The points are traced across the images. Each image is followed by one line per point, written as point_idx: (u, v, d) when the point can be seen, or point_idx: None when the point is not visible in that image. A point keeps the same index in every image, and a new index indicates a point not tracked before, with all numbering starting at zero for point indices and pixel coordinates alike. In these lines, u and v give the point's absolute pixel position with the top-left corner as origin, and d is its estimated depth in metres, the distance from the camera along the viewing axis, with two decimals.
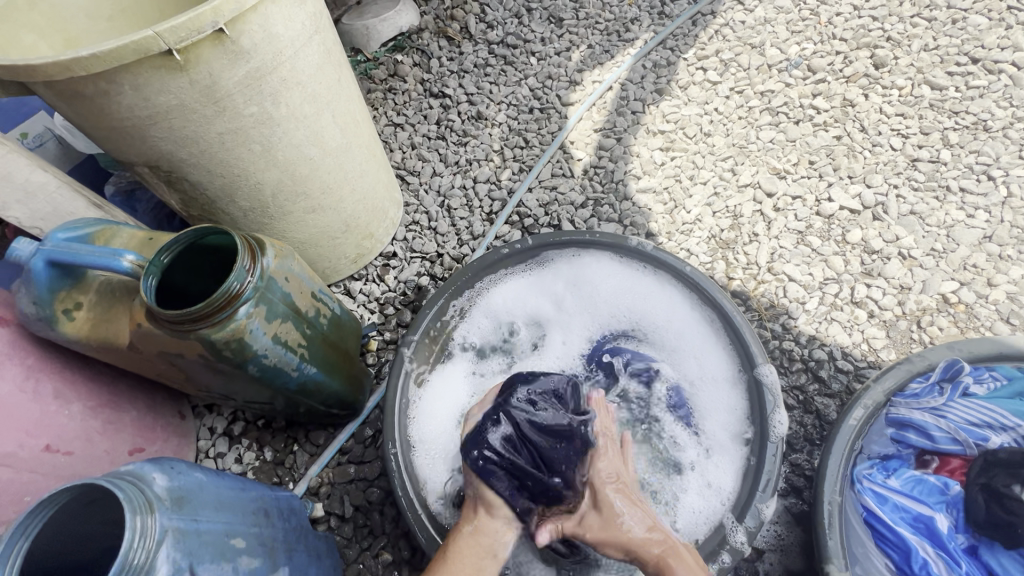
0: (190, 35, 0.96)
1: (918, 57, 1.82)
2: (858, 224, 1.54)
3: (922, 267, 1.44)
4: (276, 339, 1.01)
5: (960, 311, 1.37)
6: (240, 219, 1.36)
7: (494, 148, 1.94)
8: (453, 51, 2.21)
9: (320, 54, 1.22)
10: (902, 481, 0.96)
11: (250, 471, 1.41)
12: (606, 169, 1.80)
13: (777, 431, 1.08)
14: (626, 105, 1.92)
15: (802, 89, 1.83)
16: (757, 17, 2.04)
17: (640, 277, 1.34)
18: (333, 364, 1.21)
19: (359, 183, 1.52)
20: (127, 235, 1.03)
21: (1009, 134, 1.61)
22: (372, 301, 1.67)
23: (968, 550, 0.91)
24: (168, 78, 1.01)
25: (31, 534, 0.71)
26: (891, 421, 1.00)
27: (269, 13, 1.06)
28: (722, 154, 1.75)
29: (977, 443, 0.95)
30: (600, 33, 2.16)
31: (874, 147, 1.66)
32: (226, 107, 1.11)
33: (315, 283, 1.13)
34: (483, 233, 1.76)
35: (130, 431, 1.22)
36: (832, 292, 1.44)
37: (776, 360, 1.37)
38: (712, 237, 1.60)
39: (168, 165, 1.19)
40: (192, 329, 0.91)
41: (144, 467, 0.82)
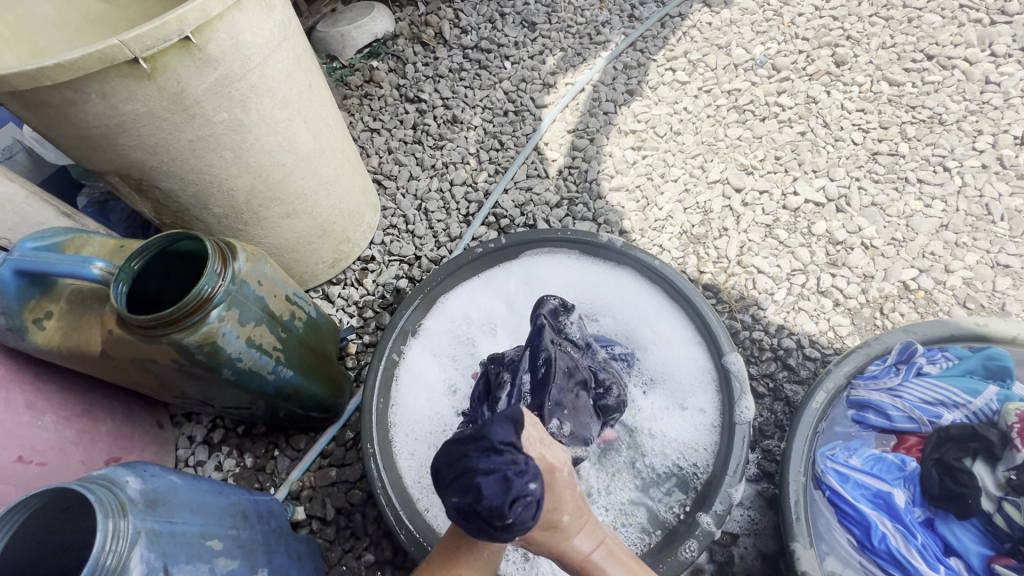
0: (156, 43, 0.97)
1: (876, 54, 1.89)
2: (822, 216, 1.59)
3: (883, 256, 1.49)
4: (250, 342, 1.01)
5: (920, 297, 1.42)
6: (214, 225, 1.37)
7: (470, 151, 1.96)
8: (428, 56, 2.24)
9: (290, 60, 1.24)
10: (863, 460, 1.00)
11: (231, 477, 1.41)
12: (580, 169, 1.83)
13: (744, 416, 1.11)
14: (598, 106, 1.96)
15: (767, 88, 1.89)
16: (723, 18, 2.10)
17: (595, 270, 1.37)
18: (309, 367, 1.21)
19: (334, 188, 1.53)
20: (99, 242, 1.03)
21: (962, 126, 1.68)
22: (351, 304, 1.68)
23: (924, 522, 0.96)
24: (136, 86, 1.02)
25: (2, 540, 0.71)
26: (853, 403, 1.05)
27: (236, 20, 1.07)
28: (691, 152, 1.79)
29: (930, 421, 1.01)
30: (572, 37, 2.20)
31: (837, 142, 1.72)
32: (196, 114, 1.12)
33: (289, 286, 1.13)
34: (460, 234, 1.78)
35: (107, 441, 1.22)
36: (800, 282, 1.49)
37: (746, 350, 1.41)
38: (683, 233, 1.63)
39: (139, 173, 1.19)
40: (163, 334, 0.92)
41: (117, 471, 0.82)
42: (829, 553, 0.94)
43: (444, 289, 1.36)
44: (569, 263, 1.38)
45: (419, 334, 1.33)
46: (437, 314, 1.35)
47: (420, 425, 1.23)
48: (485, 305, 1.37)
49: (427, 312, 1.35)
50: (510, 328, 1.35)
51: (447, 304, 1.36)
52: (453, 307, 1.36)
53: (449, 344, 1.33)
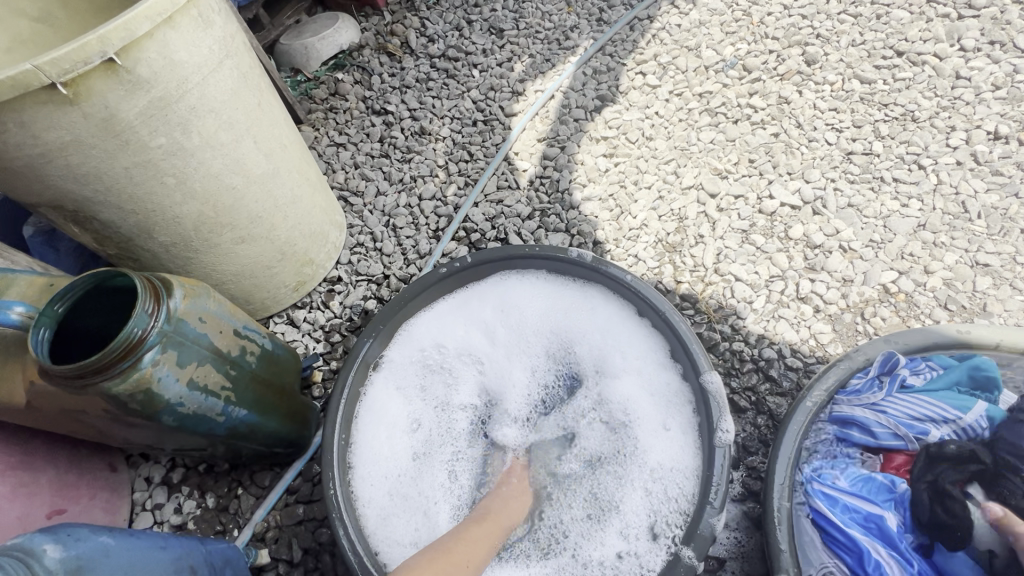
0: (77, 66, 0.90)
1: (847, 52, 1.87)
2: (799, 219, 1.55)
3: (862, 259, 1.45)
4: (193, 384, 0.94)
5: (900, 300, 1.38)
6: (163, 254, 1.29)
7: (438, 163, 1.90)
8: (395, 66, 2.18)
9: (234, 78, 1.17)
10: (851, 481, 0.96)
11: (191, 520, 1.33)
12: (551, 179, 1.78)
13: (724, 436, 1.05)
14: (568, 113, 1.91)
15: (739, 89, 1.85)
16: (693, 20, 2.07)
17: (568, 293, 1.31)
18: (265, 403, 1.13)
19: (292, 209, 1.46)
20: (24, 282, 0.96)
21: (935, 122, 1.66)
22: (317, 329, 1.61)
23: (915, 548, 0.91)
24: (58, 112, 0.95)
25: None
26: (835, 419, 1.00)
27: (167, 39, 1.00)
28: (664, 157, 1.75)
29: (918, 438, 0.97)
30: (541, 43, 2.15)
31: (811, 143, 1.68)
32: (129, 140, 1.04)
33: (238, 320, 1.06)
34: (430, 250, 1.72)
35: (49, 492, 1.14)
36: (778, 289, 1.45)
37: (727, 362, 1.36)
38: (658, 241, 1.59)
39: (74, 203, 1.11)
40: (92, 383, 0.84)
41: (35, 537, 0.73)
42: None
43: (409, 315, 1.29)
44: (542, 286, 1.32)
45: (382, 363, 1.27)
46: (403, 342, 1.29)
47: (386, 473, 1.19)
48: (453, 333, 1.32)
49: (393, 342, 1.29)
50: (477, 361, 1.33)
51: (414, 330, 1.30)
52: (420, 334, 1.30)
53: (415, 381, 1.28)
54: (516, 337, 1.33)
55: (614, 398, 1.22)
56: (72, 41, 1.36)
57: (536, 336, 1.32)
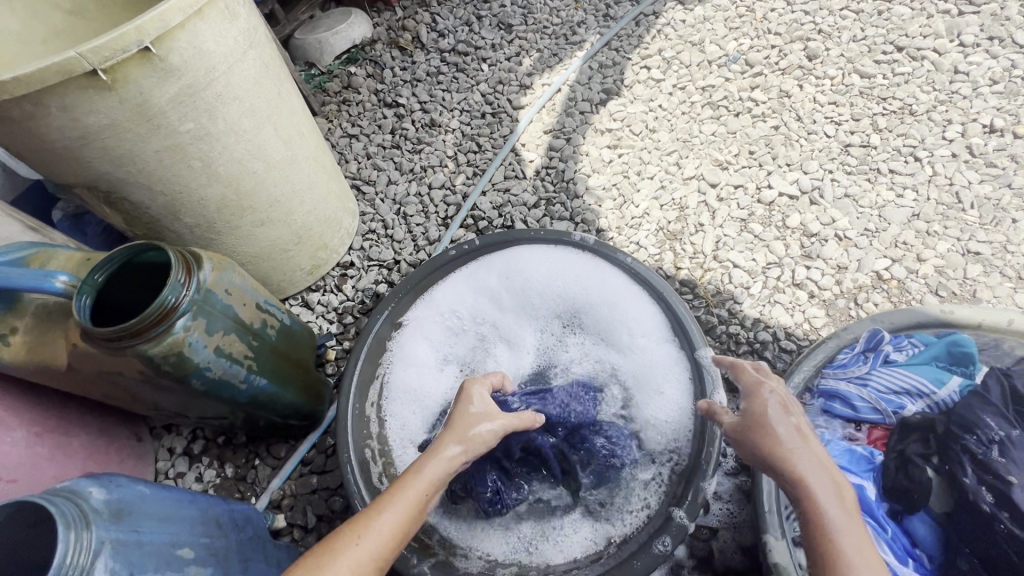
0: (115, 54, 0.97)
1: (848, 47, 1.91)
2: (796, 209, 1.60)
3: (857, 247, 1.50)
4: (219, 351, 1.01)
5: (892, 287, 1.43)
6: (187, 235, 1.36)
7: (448, 154, 1.97)
8: (406, 60, 2.25)
9: (257, 68, 1.23)
10: (833, 452, 0.99)
11: (211, 488, 1.40)
12: (557, 169, 1.84)
13: (717, 407, 1.11)
14: (574, 106, 1.97)
15: (741, 83, 1.90)
16: (697, 16, 2.12)
17: (578, 265, 1.36)
18: (284, 374, 1.20)
19: (309, 194, 1.53)
20: (65, 256, 1.03)
21: (932, 116, 1.70)
22: (330, 311, 1.67)
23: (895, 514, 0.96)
24: (97, 98, 1.02)
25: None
26: (822, 393, 1.04)
27: (198, 29, 1.07)
28: (667, 149, 1.80)
29: (895, 412, 1.00)
30: (548, 38, 2.21)
31: (810, 136, 1.73)
32: (160, 125, 1.12)
33: (260, 294, 1.13)
34: (439, 237, 1.78)
35: (82, 456, 1.21)
36: (775, 275, 1.50)
37: (723, 344, 1.42)
38: (660, 230, 1.64)
39: (107, 185, 1.19)
40: (129, 346, 0.91)
41: (81, 482, 0.81)
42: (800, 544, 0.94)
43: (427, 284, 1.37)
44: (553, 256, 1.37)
45: (403, 327, 1.33)
46: (422, 309, 1.35)
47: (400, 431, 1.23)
48: (468, 301, 1.37)
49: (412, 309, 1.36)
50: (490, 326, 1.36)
51: (433, 298, 1.36)
52: (437, 302, 1.36)
53: (431, 345, 1.33)
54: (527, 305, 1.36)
55: (620, 363, 1.25)
56: (103, 33, 1.44)
57: (545, 304, 1.36)
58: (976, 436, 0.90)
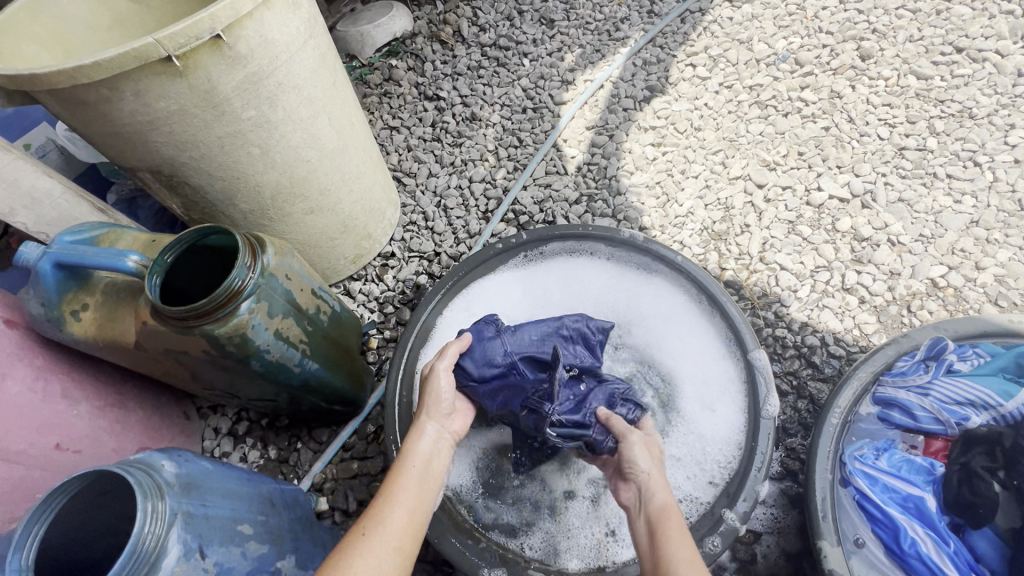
0: (189, 41, 1.00)
1: (903, 48, 1.85)
2: (847, 212, 1.56)
3: (911, 253, 1.46)
4: (278, 334, 1.03)
5: (949, 295, 1.39)
6: (241, 221, 1.39)
7: (488, 148, 1.97)
8: (447, 54, 2.26)
9: (315, 57, 1.25)
10: (891, 462, 0.96)
11: (255, 468, 1.44)
12: (599, 166, 1.83)
13: (768, 410, 1.10)
14: (617, 103, 1.95)
15: (790, 83, 1.86)
16: (745, 13, 2.08)
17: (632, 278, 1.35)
18: (332, 359, 1.22)
19: (356, 184, 1.55)
20: (132, 236, 1.06)
21: (993, 120, 1.64)
22: (371, 300, 1.70)
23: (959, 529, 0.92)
24: (169, 83, 1.05)
25: (46, 521, 0.73)
26: (878, 401, 1.01)
27: (264, 19, 1.09)
28: (712, 148, 1.78)
29: (958, 423, 0.96)
30: (591, 33, 2.19)
31: (862, 138, 1.69)
32: (224, 111, 1.14)
33: (315, 281, 1.15)
34: (479, 231, 1.79)
35: (138, 431, 1.25)
36: (824, 279, 1.47)
37: (769, 347, 1.39)
38: (704, 230, 1.62)
39: (170, 169, 1.22)
40: (196, 326, 0.94)
41: (153, 455, 0.84)
42: (855, 553, 0.91)
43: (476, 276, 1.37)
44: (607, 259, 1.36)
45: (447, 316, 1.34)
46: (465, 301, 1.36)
47: None
48: (517, 298, 1.37)
49: (455, 300, 1.36)
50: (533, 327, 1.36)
51: (481, 289, 1.37)
52: (485, 292, 1.37)
53: None
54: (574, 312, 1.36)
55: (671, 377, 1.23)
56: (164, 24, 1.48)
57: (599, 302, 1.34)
58: None
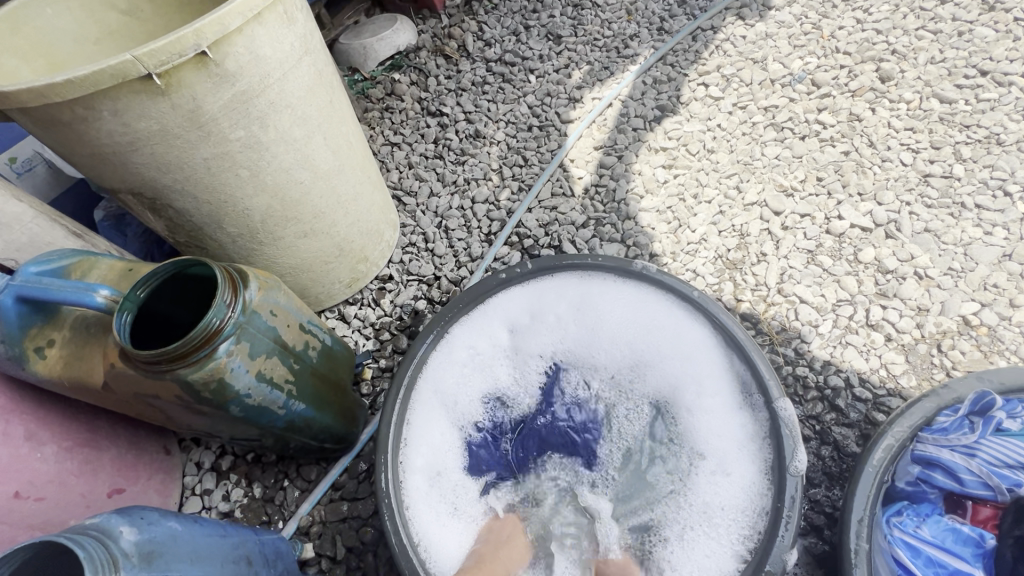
0: (171, 58, 0.92)
1: (925, 70, 1.78)
2: (870, 242, 1.48)
3: (940, 287, 1.37)
4: (261, 377, 0.94)
5: (982, 334, 1.30)
6: (229, 245, 1.31)
7: (492, 167, 1.90)
8: (451, 69, 2.20)
9: (310, 76, 1.18)
10: (936, 531, 0.86)
11: (238, 509, 1.34)
12: (607, 188, 1.75)
13: (795, 464, 1.01)
14: (627, 122, 1.88)
15: (807, 104, 1.79)
16: (759, 32, 2.02)
17: (649, 316, 1.24)
18: (321, 398, 1.14)
19: (353, 207, 1.47)
20: (106, 266, 0.98)
21: (1023, 147, 1.56)
22: (367, 326, 1.61)
23: None
24: (150, 103, 0.97)
25: None
26: (918, 459, 0.91)
27: (255, 35, 1.02)
28: (726, 171, 1.70)
29: (1009, 489, 0.86)
30: (600, 50, 2.13)
31: (884, 163, 1.61)
32: (211, 132, 1.07)
33: (304, 315, 1.07)
34: (481, 254, 1.71)
35: (110, 471, 1.17)
36: (847, 314, 1.38)
37: (790, 388, 1.30)
38: (718, 258, 1.54)
39: (153, 192, 1.15)
40: (169, 369, 0.85)
41: (111, 519, 0.75)
42: None
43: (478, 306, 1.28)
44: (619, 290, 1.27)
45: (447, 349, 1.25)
46: (467, 332, 1.27)
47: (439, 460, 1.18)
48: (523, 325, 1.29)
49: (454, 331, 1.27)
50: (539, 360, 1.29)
51: (484, 320, 1.28)
52: (488, 323, 1.28)
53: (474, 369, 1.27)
54: (582, 347, 1.28)
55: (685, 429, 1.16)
56: (154, 40, 1.44)
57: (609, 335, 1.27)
58: None
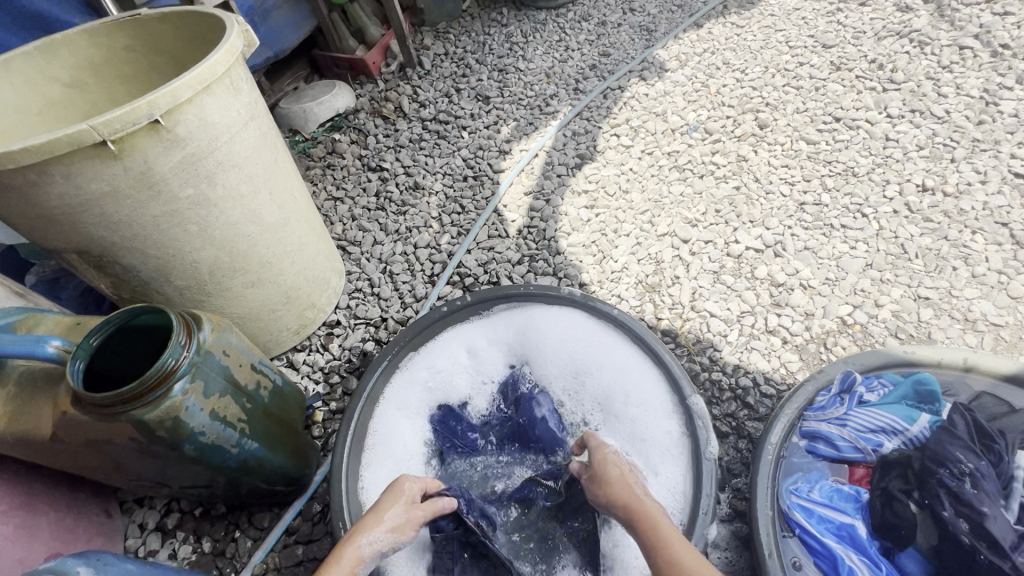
0: (125, 126, 1.01)
1: (793, 118, 2.13)
2: (763, 261, 1.72)
3: (821, 294, 1.61)
4: (214, 414, 0.99)
5: (857, 330, 1.53)
6: (176, 298, 1.35)
7: (432, 215, 2.04)
8: (389, 128, 2.37)
9: (256, 138, 1.29)
10: (823, 493, 1.02)
11: (186, 566, 1.31)
12: (538, 228, 1.93)
13: (708, 451, 1.15)
14: (552, 170, 2.10)
15: (702, 149, 2.08)
16: (658, 90, 2.34)
17: (590, 335, 1.38)
18: (274, 438, 1.17)
19: (299, 256, 1.55)
20: (53, 321, 1.02)
21: (873, 177, 1.89)
22: (316, 371, 1.66)
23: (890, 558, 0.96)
24: (102, 166, 1.05)
25: None
26: (805, 434, 1.08)
27: (204, 103, 1.13)
28: (640, 208, 1.93)
29: (874, 450, 1.04)
30: (524, 108, 2.38)
31: (768, 195, 1.89)
32: (161, 191, 1.15)
33: (255, 355, 1.13)
34: (426, 294, 1.81)
35: (49, 535, 1.14)
36: (749, 323, 1.58)
37: (707, 391, 1.47)
38: (639, 283, 1.73)
39: (100, 250, 1.19)
40: (123, 411, 0.89)
41: (67, 562, 0.77)
42: None
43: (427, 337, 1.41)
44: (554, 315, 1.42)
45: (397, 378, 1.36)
46: (418, 362, 1.39)
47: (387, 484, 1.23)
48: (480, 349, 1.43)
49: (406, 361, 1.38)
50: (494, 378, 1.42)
51: (433, 351, 1.40)
52: (438, 352, 1.41)
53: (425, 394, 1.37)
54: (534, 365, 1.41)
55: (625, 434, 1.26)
56: (100, 114, 1.54)
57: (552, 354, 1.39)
58: (949, 469, 0.95)
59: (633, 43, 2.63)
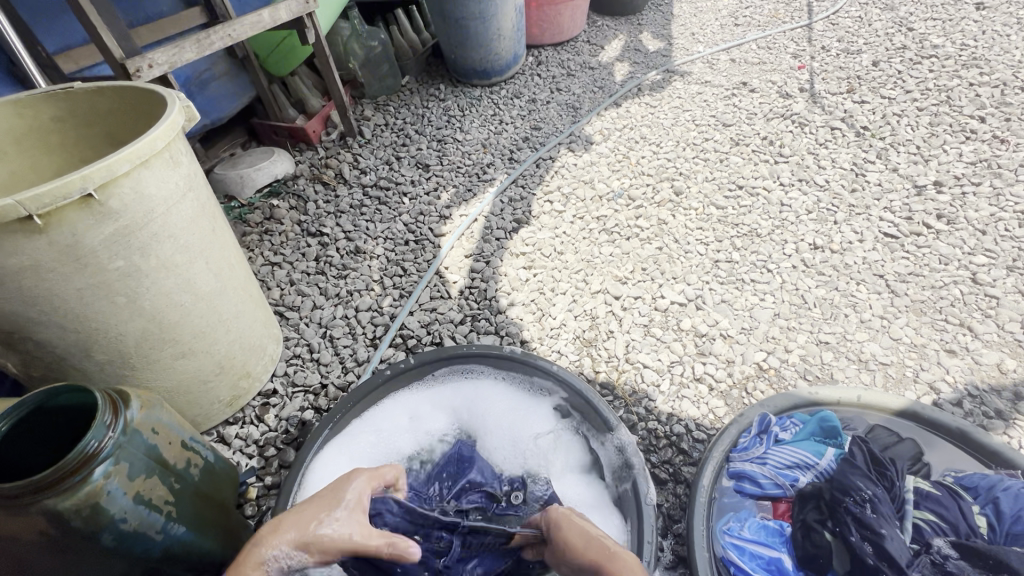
0: (55, 200, 1.00)
1: (703, 186, 2.40)
2: (686, 314, 1.87)
3: (738, 343, 1.77)
4: (139, 498, 0.92)
5: (772, 374, 1.68)
6: (94, 374, 1.27)
7: (374, 278, 2.07)
8: (329, 194, 2.42)
9: (193, 208, 1.30)
10: (753, 530, 1.09)
11: None
12: (479, 289, 2.00)
13: (649, 499, 1.19)
14: (490, 233, 2.21)
15: (627, 213, 2.28)
16: (585, 160, 2.57)
17: (535, 397, 1.44)
18: (202, 520, 1.10)
19: (235, 324, 1.52)
20: None
21: (773, 237, 2.14)
22: (250, 444, 1.57)
23: None
24: (25, 240, 1.01)
25: None
26: (732, 474, 1.17)
27: (141, 177, 1.14)
28: (574, 268, 2.06)
29: (791, 484, 1.14)
30: (462, 176, 2.52)
31: (687, 254, 2.09)
32: (88, 263, 1.11)
33: (185, 431, 1.08)
34: (368, 358, 1.80)
35: None
36: (678, 372, 1.70)
37: (645, 440, 1.54)
38: (576, 338, 1.82)
39: (11, 326, 1.12)
40: (32, 503, 0.82)
41: None
42: None
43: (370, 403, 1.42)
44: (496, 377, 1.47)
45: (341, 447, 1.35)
46: (362, 430, 1.39)
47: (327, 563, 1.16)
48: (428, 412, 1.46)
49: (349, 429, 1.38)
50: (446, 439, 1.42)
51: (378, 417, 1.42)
52: (382, 418, 1.42)
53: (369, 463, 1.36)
54: (485, 427, 1.44)
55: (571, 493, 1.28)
56: (15, 185, 1.48)
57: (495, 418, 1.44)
58: (853, 497, 1.06)
59: (561, 118, 2.89)
